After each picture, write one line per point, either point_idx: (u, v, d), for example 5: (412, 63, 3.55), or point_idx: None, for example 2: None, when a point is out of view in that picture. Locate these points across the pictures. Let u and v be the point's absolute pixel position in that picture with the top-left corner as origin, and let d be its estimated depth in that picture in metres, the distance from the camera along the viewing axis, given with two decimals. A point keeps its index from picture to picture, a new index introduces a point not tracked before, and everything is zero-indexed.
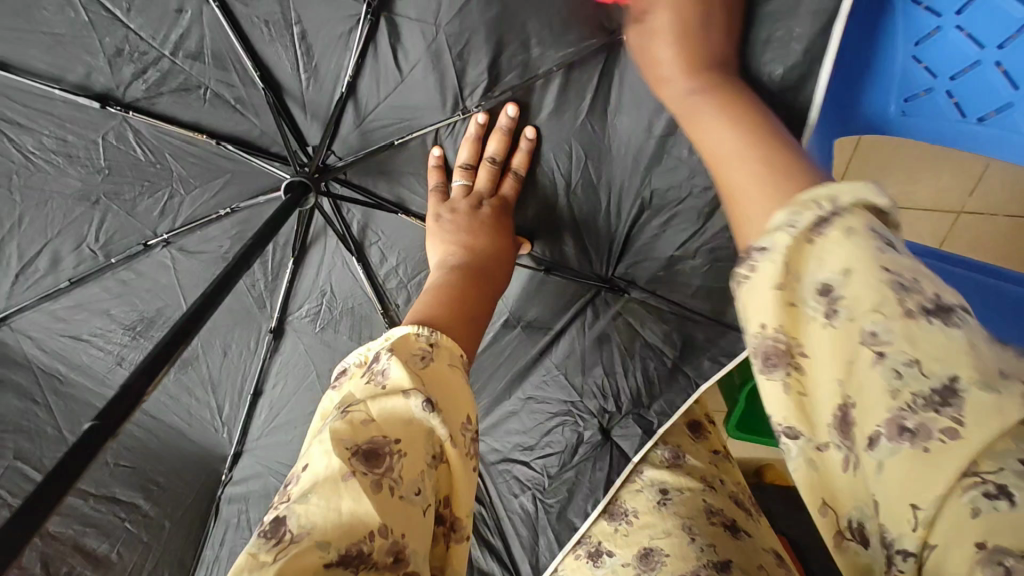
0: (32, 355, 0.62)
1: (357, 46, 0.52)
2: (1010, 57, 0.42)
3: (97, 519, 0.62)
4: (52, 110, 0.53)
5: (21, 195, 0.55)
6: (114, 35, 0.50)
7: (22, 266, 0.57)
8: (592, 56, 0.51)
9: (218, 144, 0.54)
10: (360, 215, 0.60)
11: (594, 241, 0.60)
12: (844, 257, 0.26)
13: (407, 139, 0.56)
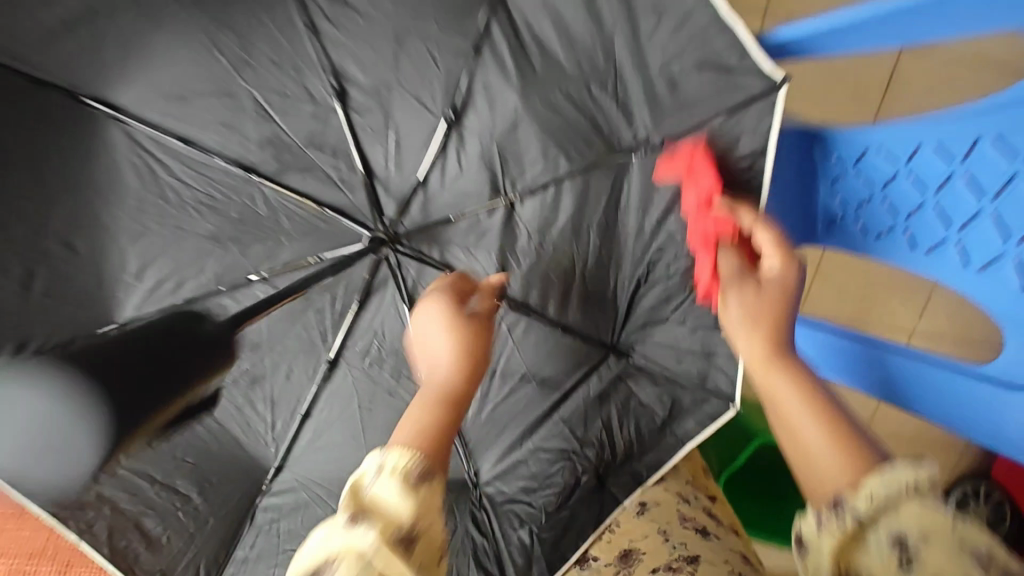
0: None
1: (433, 148, 0.72)
2: (889, 194, 0.71)
3: (156, 502, 0.70)
4: (210, 174, 0.72)
5: (165, 231, 0.72)
6: (266, 128, 0.71)
7: (153, 285, 0.73)
8: (606, 166, 0.70)
9: (321, 209, 0.74)
10: (415, 272, 0.76)
11: (602, 312, 0.76)
12: (910, 526, 0.43)
13: (462, 217, 0.74)
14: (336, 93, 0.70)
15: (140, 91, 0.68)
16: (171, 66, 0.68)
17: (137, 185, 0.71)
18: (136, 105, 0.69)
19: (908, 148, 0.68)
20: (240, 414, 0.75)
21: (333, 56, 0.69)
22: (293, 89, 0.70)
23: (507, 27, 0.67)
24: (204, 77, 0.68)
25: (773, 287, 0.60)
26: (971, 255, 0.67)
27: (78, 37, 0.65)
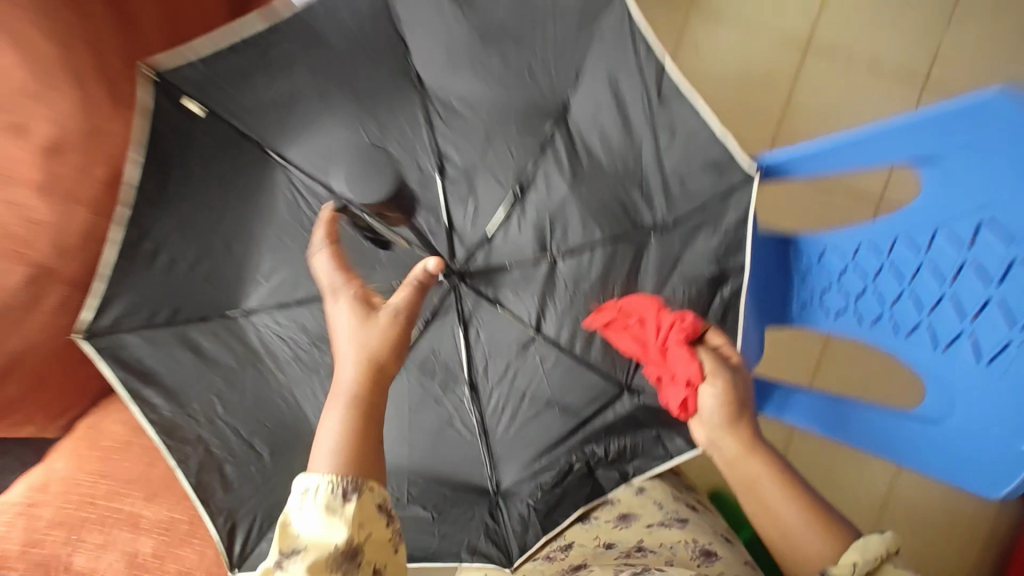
0: (250, 336, 0.88)
1: (502, 212, 0.93)
2: (840, 283, 0.84)
3: (237, 450, 0.84)
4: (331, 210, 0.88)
5: (288, 244, 0.89)
6: (386, 187, 0.89)
7: (270, 283, 0.89)
8: (631, 236, 0.89)
9: (410, 248, 0.91)
10: (472, 303, 0.94)
11: (619, 354, 0.90)
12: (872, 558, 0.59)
13: (514, 267, 0.93)
14: (437, 168, 0.91)
15: (302, 149, 0.88)
16: (327, 134, 0.87)
17: (282, 214, 0.89)
18: (296, 157, 0.88)
19: (852, 249, 0.81)
20: (313, 399, 0.88)
21: (439, 146, 0.91)
22: (410, 162, 0.89)
23: (566, 139, 0.89)
24: (350, 144, 0.87)
25: (735, 382, 0.69)
26: (938, 336, 0.72)
27: (269, 106, 0.86)
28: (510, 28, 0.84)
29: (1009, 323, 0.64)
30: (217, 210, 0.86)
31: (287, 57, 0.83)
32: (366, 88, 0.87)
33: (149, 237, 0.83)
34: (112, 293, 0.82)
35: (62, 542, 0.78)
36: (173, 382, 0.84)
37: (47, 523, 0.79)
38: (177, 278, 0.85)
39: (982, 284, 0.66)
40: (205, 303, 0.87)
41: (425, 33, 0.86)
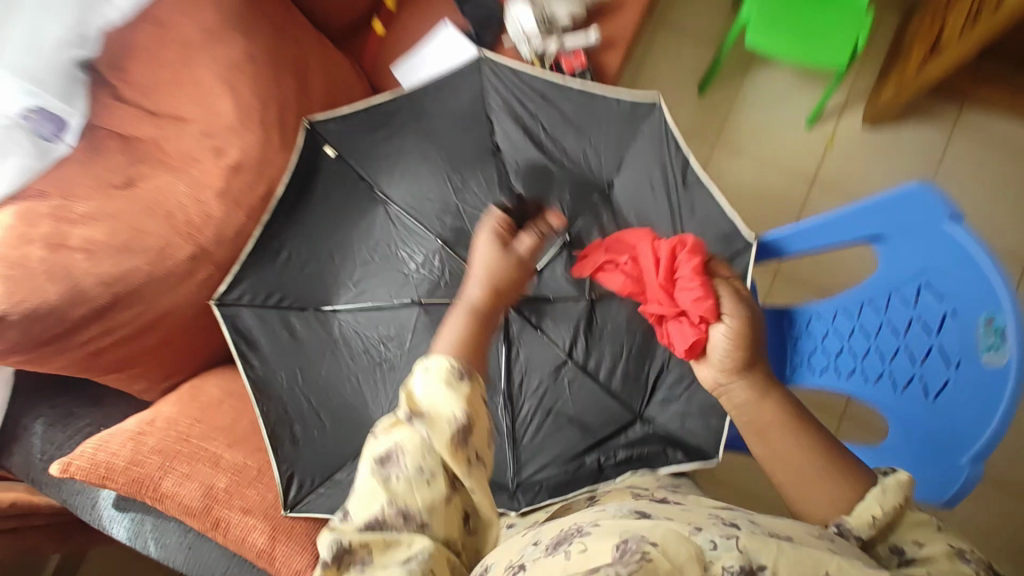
0: (332, 326, 1.04)
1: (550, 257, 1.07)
2: (824, 342, 1.00)
3: (308, 413, 1.01)
4: (415, 234, 1.05)
5: (374, 257, 1.06)
6: (458, 222, 1.05)
7: (355, 287, 1.05)
8: None
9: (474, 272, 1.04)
10: (518, 326, 1.09)
11: (635, 387, 1.06)
12: (895, 504, 0.65)
13: (556, 299, 1.08)
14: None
15: (399, 187, 1.07)
16: (421, 178, 1.07)
17: (377, 236, 1.06)
18: (395, 194, 1.07)
19: (833, 313, 0.99)
20: (373, 385, 1.01)
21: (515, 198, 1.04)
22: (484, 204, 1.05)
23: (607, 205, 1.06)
24: (436, 186, 1.06)
25: (747, 317, 0.82)
26: (898, 381, 0.87)
27: (381, 155, 1.08)
28: (574, 122, 1.07)
29: (946, 363, 0.81)
30: (329, 226, 1.06)
31: (402, 122, 1.08)
32: (457, 150, 1.07)
33: (277, 239, 1.05)
34: (238, 276, 1.03)
35: (158, 466, 0.95)
36: (268, 352, 1.03)
37: (150, 449, 0.96)
38: (288, 271, 1.05)
39: (925, 333, 0.84)
40: (306, 294, 1.05)
41: (506, 119, 1.08)
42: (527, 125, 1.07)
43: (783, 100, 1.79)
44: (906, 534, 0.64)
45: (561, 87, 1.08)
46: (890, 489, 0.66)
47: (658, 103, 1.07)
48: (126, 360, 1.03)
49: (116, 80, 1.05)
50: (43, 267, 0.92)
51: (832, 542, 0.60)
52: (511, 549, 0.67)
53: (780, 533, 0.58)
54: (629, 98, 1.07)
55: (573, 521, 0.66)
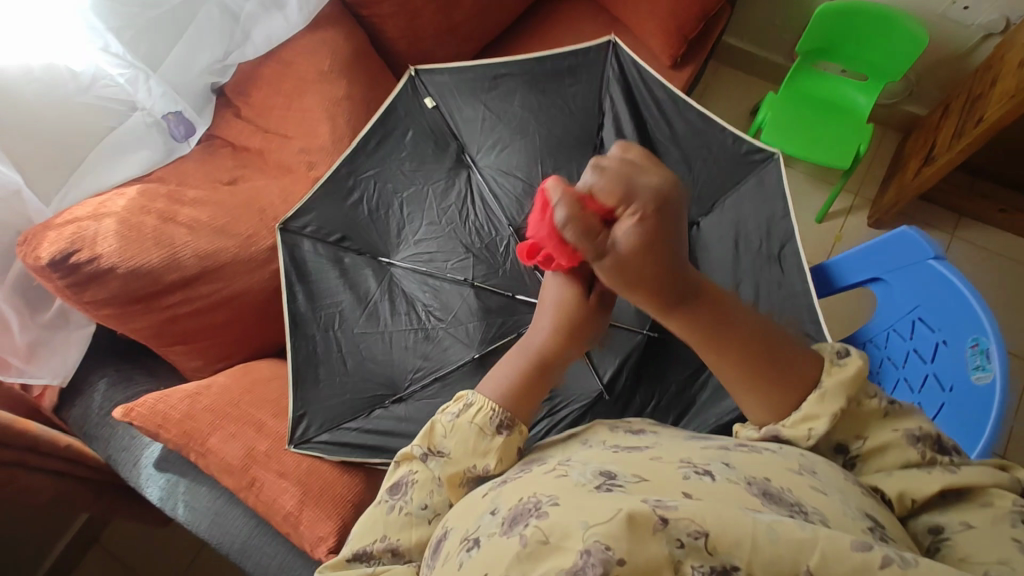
0: (387, 276, 1.12)
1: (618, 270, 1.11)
2: None
3: (335, 360, 1.05)
4: (486, 215, 1.15)
5: (443, 224, 1.15)
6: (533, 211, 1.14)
7: (415, 241, 1.14)
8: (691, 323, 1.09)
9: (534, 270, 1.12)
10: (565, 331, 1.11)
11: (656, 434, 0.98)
12: (841, 400, 0.67)
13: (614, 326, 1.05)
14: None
15: (488, 158, 1.18)
16: (512, 154, 1.17)
17: (450, 200, 1.16)
18: (483, 164, 1.18)
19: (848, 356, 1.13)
20: (405, 350, 1.07)
21: None
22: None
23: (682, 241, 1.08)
24: (523, 170, 1.16)
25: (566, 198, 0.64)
26: None
27: (480, 121, 1.20)
28: (682, 144, 1.14)
29: (941, 388, 0.92)
30: (411, 178, 1.16)
31: (511, 90, 1.20)
32: (555, 134, 1.17)
33: (353, 176, 1.14)
34: (309, 207, 1.11)
35: (208, 423, 1.02)
36: (319, 288, 1.08)
37: (203, 406, 1.03)
38: (355, 214, 1.13)
39: (921, 362, 0.95)
40: (368, 241, 1.13)
41: (622, 115, 1.18)
42: (637, 128, 1.16)
43: (796, 199, 1.99)
44: (857, 428, 0.68)
45: (685, 110, 1.16)
46: (833, 393, 0.67)
47: (774, 156, 1.11)
48: (195, 332, 1.12)
49: (240, 103, 1.27)
50: (153, 234, 1.06)
51: (820, 489, 0.55)
52: (478, 505, 0.61)
53: (755, 481, 0.54)
54: (749, 145, 1.12)
55: (543, 474, 0.59)
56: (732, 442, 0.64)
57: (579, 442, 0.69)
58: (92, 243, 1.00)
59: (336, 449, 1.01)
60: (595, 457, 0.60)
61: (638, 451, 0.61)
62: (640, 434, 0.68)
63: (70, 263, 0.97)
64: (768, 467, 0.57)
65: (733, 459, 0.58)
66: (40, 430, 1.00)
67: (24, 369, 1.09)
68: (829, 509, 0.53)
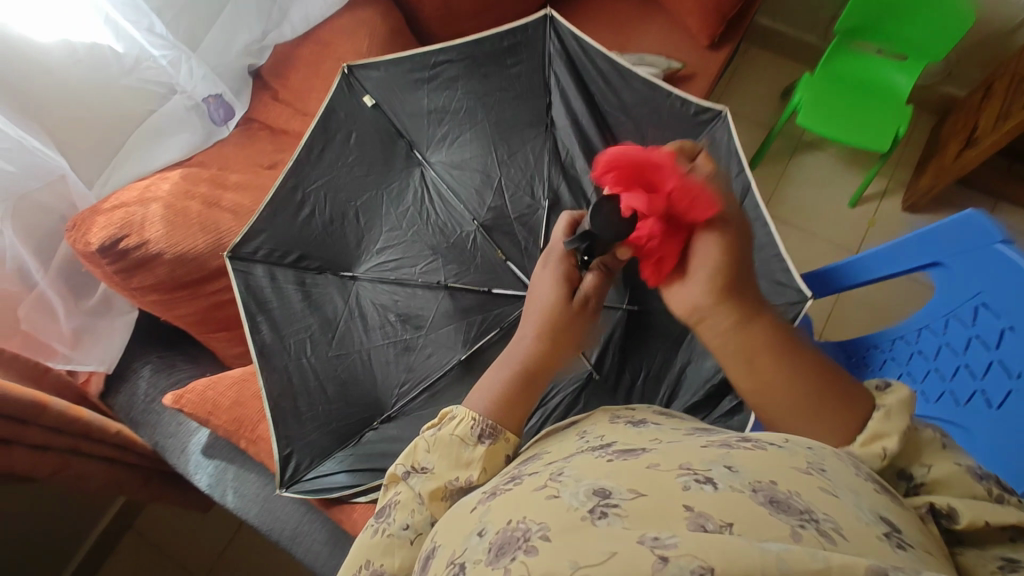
0: (348, 292, 1.00)
1: None
2: (890, 360, 1.10)
3: (311, 383, 0.96)
4: (449, 212, 1.04)
5: (404, 227, 1.04)
6: (497, 200, 1.04)
7: (374, 249, 1.03)
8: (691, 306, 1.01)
9: (506, 262, 1.02)
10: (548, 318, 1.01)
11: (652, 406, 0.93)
12: (898, 415, 0.57)
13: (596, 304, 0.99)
14: (548, 199, 1.02)
15: (441, 153, 1.06)
16: (466, 145, 1.05)
17: (408, 201, 1.04)
18: (435, 160, 1.06)
19: (890, 343, 1.11)
20: (386, 364, 0.98)
21: (558, 184, 1.03)
22: (525, 184, 1.03)
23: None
24: (478, 159, 1.05)
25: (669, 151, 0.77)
26: (958, 396, 0.97)
27: (425, 114, 1.07)
28: (631, 113, 1.05)
29: (1008, 375, 0.90)
30: (363, 183, 1.04)
31: (452, 76, 1.07)
32: (507, 117, 1.06)
33: (301, 189, 1.02)
34: (257, 230, 0.99)
35: (257, 410, 1.01)
36: (280, 315, 0.98)
37: (252, 393, 1.02)
38: (310, 230, 1.01)
39: (984, 348, 0.94)
40: (329, 256, 1.01)
41: (569, 91, 1.06)
42: (586, 103, 1.06)
43: (828, 182, 1.96)
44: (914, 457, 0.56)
45: (631, 77, 1.05)
46: (892, 408, 0.58)
47: (723, 113, 1.02)
48: (238, 319, 1.11)
49: (277, 85, 1.25)
50: (198, 219, 1.04)
51: (830, 489, 0.47)
52: (466, 519, 0.52)
53: (763, 488, 0.45)
54: (696, 104, 1.02)
55: (531, 489, 0.50)
56: (732, 437, 0.54)
57: (576, 437, 0.60)
58: (140, 228, 0.98)
59: (341, 476, 0.94)
60: (583, 465, 0.52)
61: (634, 453, 0.52)
62: (641, 431, 0.59)
63: (119, 249, 0.96)
64: (774, 464, 0.48)
65: (736, 457, 0.49)
66: (92, 416, 0.99)
67: (70, 356, 1.09)
68: (850, 518, 0.44)
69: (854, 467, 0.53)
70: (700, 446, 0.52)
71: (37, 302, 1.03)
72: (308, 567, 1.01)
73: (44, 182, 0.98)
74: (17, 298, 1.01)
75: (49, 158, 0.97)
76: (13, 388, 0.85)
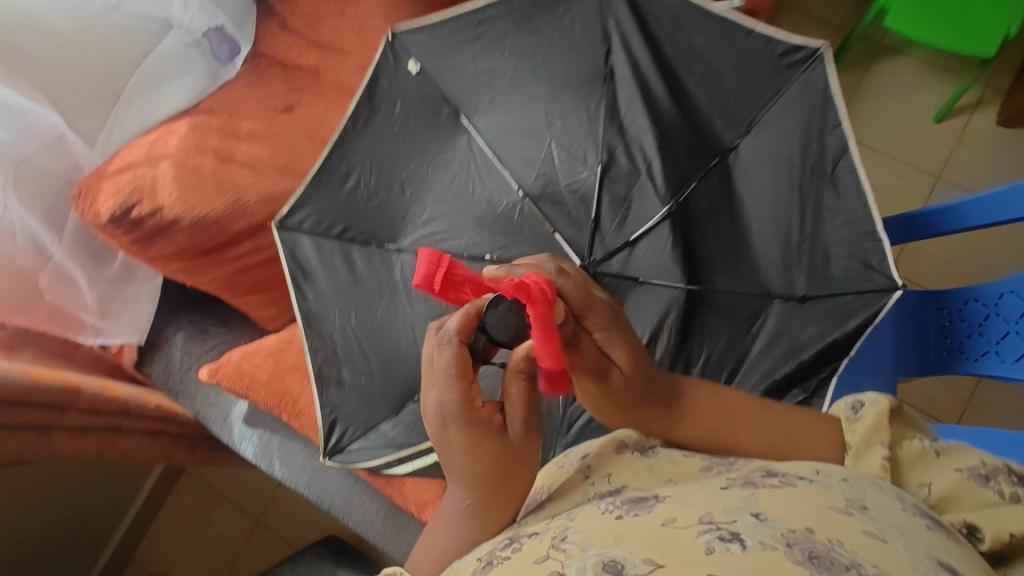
0: (396, 267, 0.90)
1: (652, 222, 0.87)
2: (1001, 311, 0.96)
3: (352, 355, 0.88)
4: (497, 180, 0.91)
5: (448, 194, 0.91)
6: (547, 167, 0.90)
7: (410, 218, 0.91)
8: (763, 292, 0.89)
9: (554, 233, 0.90)
10: None
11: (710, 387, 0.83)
12: (875, 428, 0.61)
13: (646, 283, 0.87)
14: (603, 163, 0.88)
15: (489, 116, 0.90)
16: (515, 107, 0.89)
17: (453, 170, 0.91)
18: (483, 122, 0.91)
19: (997, 296, 0.98)
20: None
21: (615, 147, 0.87)
22: (577, 149, 0.88)
23: (724, 175, 0.85)
24: (526, 119, 0.89)
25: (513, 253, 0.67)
26: None
27: (469, 71, 0.89)
28: (705, 57, 0.84)
29: None
30: (410, 150, 0.90)
31: (500, 34, 0.87)
32: (561, 73, 0.87)
33: (347, 159, 0.89)
34: (305, 198, 0.89)
35: (297, 381, 0.95)
36: (325, 286, 0.89)
37: (290, 364, 0.96)
38: (355, 200, 0.90)
39: None
40: (372, 228, 0.90)
41: (631, 36, 0.85)
42: (650, 50, 0.85)
43: (912, 94, 1.70)
44: (911, 477, 0.59)
45: (702, 10, 0.84)
46: (870, 421, 0.61)
47: (820, 52, 0.82)
48: (267, 282, 1.02)
49: (285, 11, 1.11)
50: (213, 177, 0.93)
51: (878, 534, 0.40)
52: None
53: (796, 538, 0.39)
54: (785, 43, 0.82)
55: (532, 560, 0.43)
56: (755, 471, 0.51)
57: (582, 482, 0.58)
58: (151, 193, 0.89)
59: (388, 452, 0.86)
60: (588, 526, 0.45)
61: (647, 505, 0.47)
62: (654, 467, 0.58)
63: (131, 218, 0.88)
64: (802, 503, 0.43)
65: (762, 498, 0.44)
66: (128, 393, 0.96)
67: (100, 328, 1.03)
68: (898, 562, 0.38)
69: (899, 501, 0.47)
70: (719, 488, 0.48)
71: (57, 275, 0.97)
72: (362, 535, 0.99)
73: (42, 144, 0.89)
74: (33, 272, 0.94)
75: (41, 116, 0.87)
76: (37, 376, 0.80)
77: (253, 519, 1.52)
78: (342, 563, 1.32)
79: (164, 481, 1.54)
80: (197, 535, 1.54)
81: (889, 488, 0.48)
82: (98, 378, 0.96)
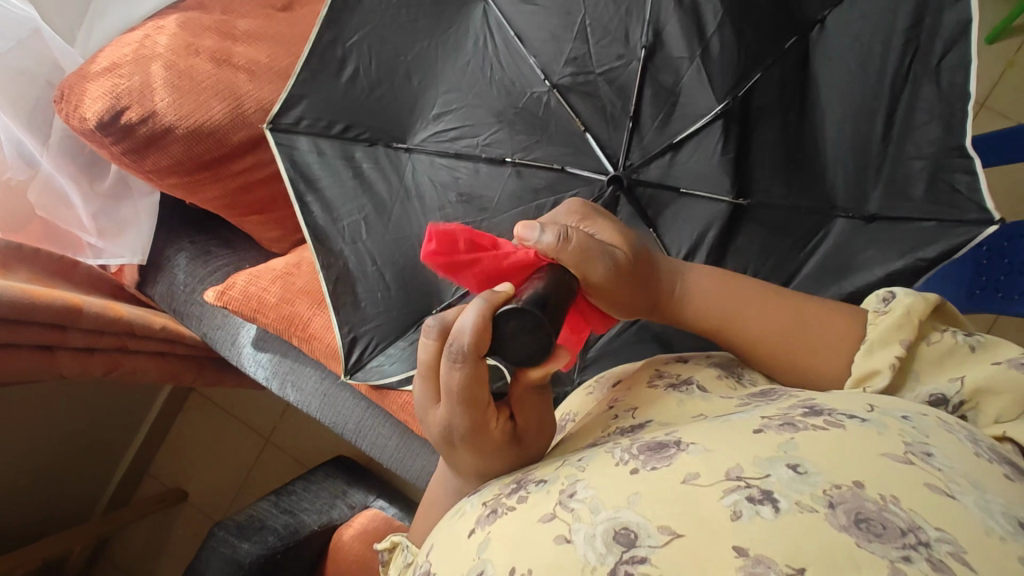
0: (409, 172, 0.84)
1: (702, 120, 0.78)
2: None
3: (362, 271, 0.83)
4: (520, 65, 0.82)
5: (467, 85, 0.83)
6: (579, 48, 0.80)
7: (425, 107, 0.83)
8: None
9: (585, 131, 0.82)
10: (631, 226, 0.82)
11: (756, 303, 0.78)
12: (888, 323, 0.51)
13: (688, 194, 0.81)
14: (647, 46, 0.78)
15: None
16: None
17: (467, 50, 0.83)
18: None
19: None
20: None
21: (661, 26, 0.77)
22: (617, 27, 0.78)
23: (801, 57, 0.76)
24: None
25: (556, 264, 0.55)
26: None
27: None
28: None
29: None
30: (413, 27, 0.81)
31: None
32: None
33: (341, 43, 0.80)
34: (297, 94, 0.81)
35: (307, 306, 0.91)
36: (332, 195, 0.83)
37: (299, 288, 0.92)
38: (354, 92, 0.82)
39: None
40: (378, 126, 0.83)
41: None
42: None
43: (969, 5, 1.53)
44: (939, 373, 0.49)
45: None
46: (889, 318, 0.51)
47: None
48: (272, 200, 0.95)
49: None
50: (209, 81, 0.85)
51: (943, 488, 0.33)
52: (461, 548, 0.40)
53: (843, 502, 0.32)
54: None
55: (537, 520, 0.38)
56: (796, 407, 0.41)
57: (604, 415, 0.53)
58: (142, 97, 0.81)
59: (402, 371, 0.82)
60: (600, 473, 0.39)
61: (667, 455, 0.38)
62: (685, 402, 0.51)
63: (122, 124, 0.80)
64: (848, 449, 0.35)
65: (802, 445, 0.36)
66: (131, 313, 0.92)
67: (101, 248, 0.98)
68: (964, 522, 0.32)
69: (971, 442, 0.39)
70: (753, 431, 0.38)
71: (47, 188, 0.91)
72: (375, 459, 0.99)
73: (14, 40, 0.83)
74: (25, 185, 0.89)
75: (14, 7, 0.81)
76: (37, 295, 0.76)
77: (263, 438, 1.54)
78: (351, 482, 1.36)
79: (172, 401, 1.55)
80: (207, 453, 1.56)
81: (959, 426, 0.40)
82: (100, 298, 0.92)
